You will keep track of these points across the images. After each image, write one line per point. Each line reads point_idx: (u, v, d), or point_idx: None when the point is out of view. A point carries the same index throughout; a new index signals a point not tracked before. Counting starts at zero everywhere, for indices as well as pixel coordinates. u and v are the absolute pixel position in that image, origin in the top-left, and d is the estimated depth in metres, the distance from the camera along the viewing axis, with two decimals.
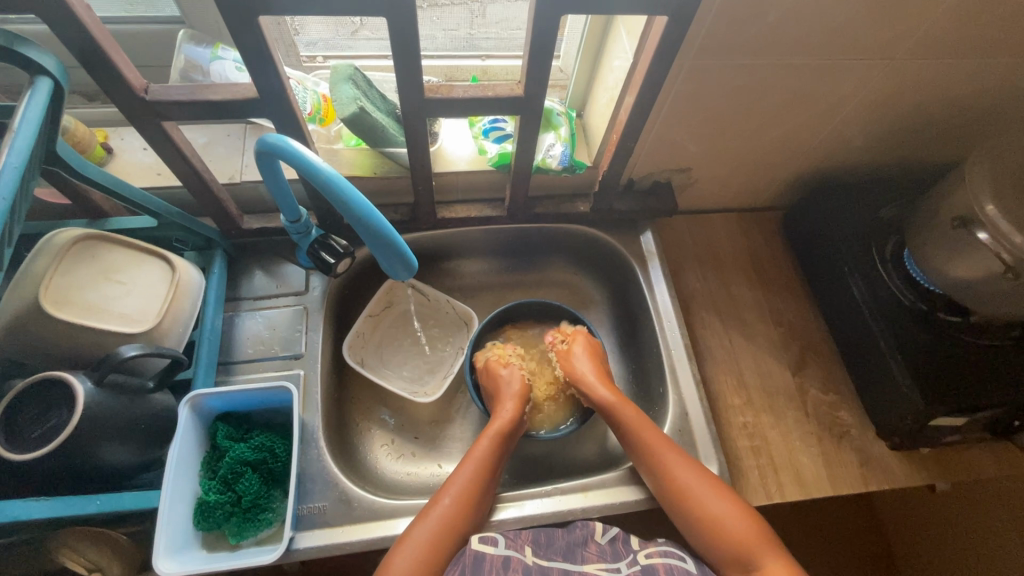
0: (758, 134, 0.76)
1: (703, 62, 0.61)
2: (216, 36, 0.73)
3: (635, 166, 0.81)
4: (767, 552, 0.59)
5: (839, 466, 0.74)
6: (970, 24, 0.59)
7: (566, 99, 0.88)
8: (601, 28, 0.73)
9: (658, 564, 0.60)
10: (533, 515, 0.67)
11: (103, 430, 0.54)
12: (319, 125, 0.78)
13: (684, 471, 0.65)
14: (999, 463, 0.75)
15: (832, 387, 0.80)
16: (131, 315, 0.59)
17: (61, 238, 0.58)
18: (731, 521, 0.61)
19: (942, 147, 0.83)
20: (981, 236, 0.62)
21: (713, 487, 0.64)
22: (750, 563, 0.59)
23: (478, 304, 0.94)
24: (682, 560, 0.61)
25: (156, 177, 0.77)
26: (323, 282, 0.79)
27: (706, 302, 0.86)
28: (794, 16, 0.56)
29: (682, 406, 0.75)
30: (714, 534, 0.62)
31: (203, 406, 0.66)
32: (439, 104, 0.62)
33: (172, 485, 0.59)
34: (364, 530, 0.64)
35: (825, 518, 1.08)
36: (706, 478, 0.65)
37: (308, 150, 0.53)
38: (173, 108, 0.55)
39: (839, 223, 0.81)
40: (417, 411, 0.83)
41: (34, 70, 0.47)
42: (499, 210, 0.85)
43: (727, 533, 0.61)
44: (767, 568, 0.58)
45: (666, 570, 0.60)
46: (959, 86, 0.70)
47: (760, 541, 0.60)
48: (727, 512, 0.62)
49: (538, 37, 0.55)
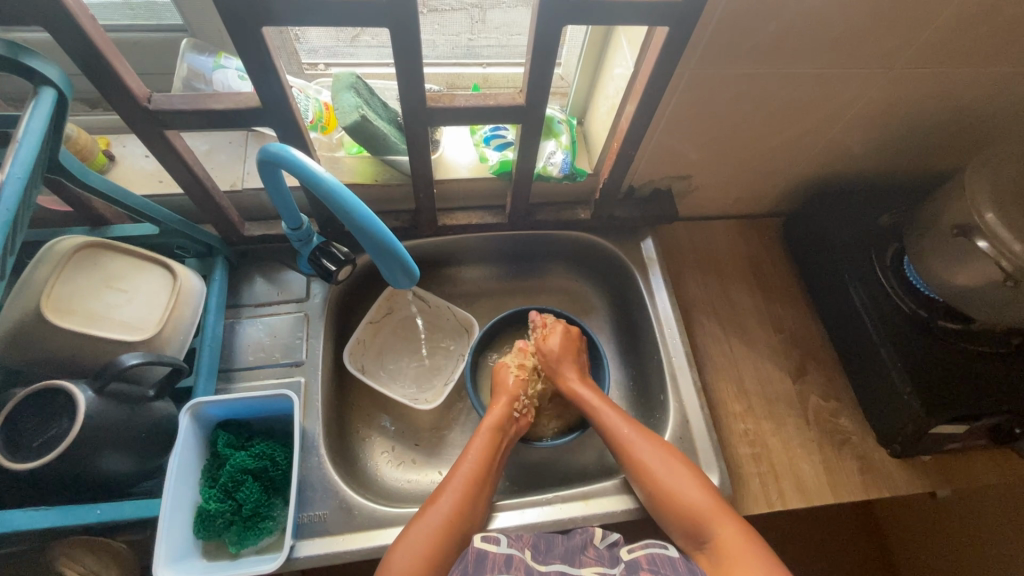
0: (757, 141, 0.76)
1: (704, 70, 0.62)
2: (219, 45, 0.73)
3: (635, 173, 0.82)
4: (721, 522, 0.60)
5: (839, 473, 0.74)
6: (968, 33, 0.60)
7: (568, 107, 0.88)
8: (602, 37, 0.73)
9: (642, 558, 0.58)
10: (534, 522, 0.67)
11: (105, 439, 0.54)
12: (321, 133, 0.78)
13: (654, 467, 0.65)
14: (1000, 471, 0.75)
15: (833, 394, 0.80)
16: (134, 323, 0.59)
17: (63, 246, 0.58)
18: (689, 496, 0.63)
19: (942, 155, 0.83)
20: (981, 244, 0.62)
21: (676, 463, 0.65)
22: (704, 535, 0.61)
23: (478, 310, 0.94)
24: (665, 549, 0.59)
25: (157, 184, 0.77)
26: (324, 289, 0.79)
27: (706, 309, 0.87)
28: (793, 26, 0.57)
29: (683, 414, 0.75)
30: (674, 509, 0.63)
31: (204, 414, 0.66)
32: (440, 113, 0.62)
33: (172, 494, 0.59)
34: (364, 538, 0.64)
35: (824, 521, 1.08)
36: (669, 453, 0.66)
37: (310, 159, 0.53)
38: (176, 117, 0.56)
39: (839, 229, 0.82)
40: (417, 417, 0.83)
41: (38, 80, 0.48)
42: (500, 217, 0.86)
43: (682, 505, 0.62)
44: (718, 536, 0.60)
45: (648, 562, 0.57)
46: (958, 94, 0.70)
47: (716, 513, 0.61)
48: (683, 486, 0.63)
49: (540, 46, 0.55)
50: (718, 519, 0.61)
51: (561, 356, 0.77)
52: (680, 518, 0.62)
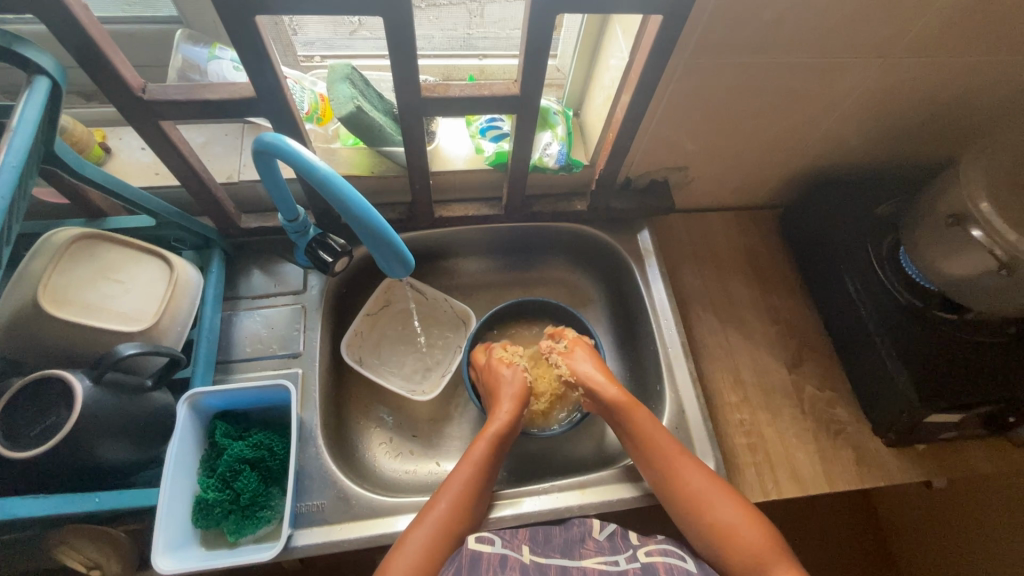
0: (753, 132, 0.76)
1: (698, 61, 0.62)
2: (213, 36, 0.73)
3: (632, 164, 0.82)
4: (774, 561, 0.59)
5: (836, 463, 0.74)
6: (962, 22, 0.60)
7: (564, 98, 0.88)
8: (598, 27, 0.73)
9: (659, 564, 0.60)
10: (531, 511, 0.67)
11: (101, 429, 0.54)
12: (317, 124, 0.78)
13: (712, 498, 0.63)
14: (996, 460, 0.75)
15: (829, 385, 0.80)
16: (130, 313, 0.60)
17: (59, 237, 0.59)
18: (746, 532, 0.61)
19: (938, 145, 0.83)
20: (976, 233, 0.62)
21: (726, 493, 0.64)
22: (765, 575, 0.59)
23: (476, 302, 0.94)
24: (682, 561, 0.61)
25: (154, 176, 0.77)
26: (321, 281, 0.80)
27: (703, 300, 0.87)
28: (788, 15, 0.56)
29: (679, 405, 0.75)
30: (726, 541, 0.61)
31: (202, 405, 0.67)
32: (435, 103, 0.62)
33: (170, 484, 0.60)
34: (362, 527, 0.65)
35: (820, 512, 1.08)
36: (718, 483, 0.65)
37: (305, 149, 0.54)
38: (170, 108, 0.56)
39: (836, 220, 0.82)
40: (415, 409, 0.83)
41: (32, 70, 0.48)
42: (497, 208, 0.86)
43: (738, 538, 0.61)
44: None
45: (665, 569, 0.60)
46: (954, 83, 0.70)
47: (772, 553, 0.60)
48: (739, 523, 0.62)
49: (534, 35, 0.55)
50: (777, 561, 0.59)
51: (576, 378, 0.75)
52: (735, 552, 0.61)
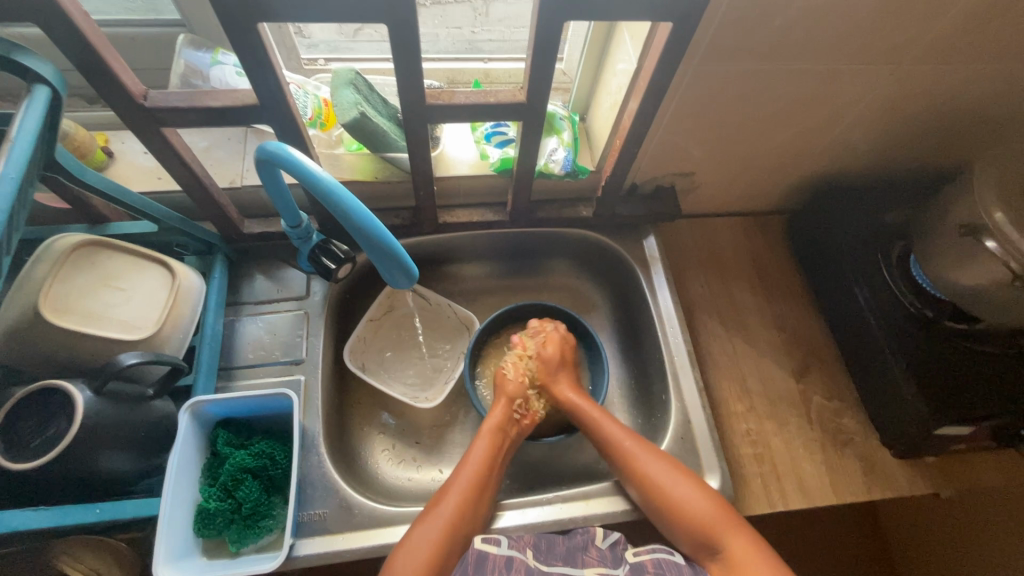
0: (762, 138, 0.75)
1: (708, 67, 0.61)
2: (216, 40, 0.72)
3: (638, 170, 0.81)
4: (732, 534, 0.60)
5: (842, 474, 0.73)
6: (978, 28, 0.58)
7: (570, 102, 0.87)
8: (605, 32, 0.72)
9: (647, 562, 0.60)
10: (534, 522, 0.67)
11: (101, 440, 0.54)
12: (320, 129, 0.77)
13: (671, 480, 0.64)
14: (1003, 473, 0.74)
15: (836, 393, 0.79)
16: (131, 322, 0.59)
17: (62, 243, 0.58)
18: (698, 505, 0.62)
19: (950, 152, 0.82)
20: (990, 245, 0.59)
21: (680, 472, 0.65)
22: (716, 546, 0.60)
23: (478, 308, 0.93)
24: (671, 555, 0.61)
25: (156, 181, 0.77)
26: (324, 288, 0.79)
27: (708, 306, 0.86)
28: (798, 23, 0.55)
29: (685, 415, 0.75)
30: (684, 521, 0.62)
31: (203, 413, 0.66)
32: (440, 110, 0.61)
33: (172, 493, 0.59)
34: (363, 537, 0.64)
35: (828, 525, 1.08)
36: (672, 463, 0.65)
37: (309, 159, 0.53)
38: (172, 114, 0.55)
39: (845, 227, 0.80)
40: (418, 416, 0.83)
41: (31, 79, 0.47)
42: (501, 214, 0.85)
43: (692, 515, 0.62)
44: (731, 547, 0.59)
45: (654, 565, 0.60)
46: (968, 89, 0.69)
47: (726, 522, 0.61)
48: (689, 495, 0.63)
49: (541, 42, 0.54)
50: (730, 530, 0.60)
51: (559, 363, 0.77)
52: (692, 530, 0.62)
